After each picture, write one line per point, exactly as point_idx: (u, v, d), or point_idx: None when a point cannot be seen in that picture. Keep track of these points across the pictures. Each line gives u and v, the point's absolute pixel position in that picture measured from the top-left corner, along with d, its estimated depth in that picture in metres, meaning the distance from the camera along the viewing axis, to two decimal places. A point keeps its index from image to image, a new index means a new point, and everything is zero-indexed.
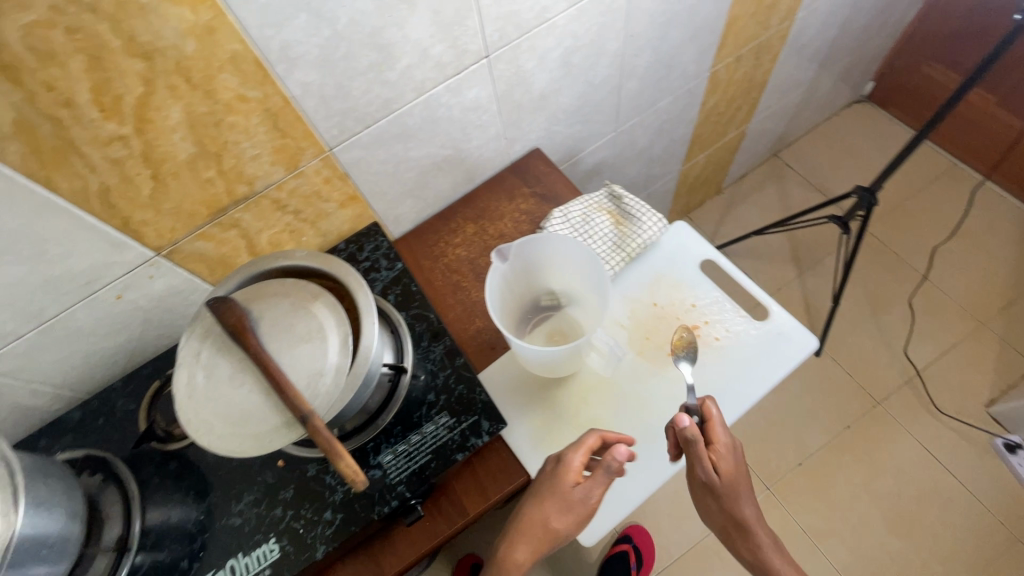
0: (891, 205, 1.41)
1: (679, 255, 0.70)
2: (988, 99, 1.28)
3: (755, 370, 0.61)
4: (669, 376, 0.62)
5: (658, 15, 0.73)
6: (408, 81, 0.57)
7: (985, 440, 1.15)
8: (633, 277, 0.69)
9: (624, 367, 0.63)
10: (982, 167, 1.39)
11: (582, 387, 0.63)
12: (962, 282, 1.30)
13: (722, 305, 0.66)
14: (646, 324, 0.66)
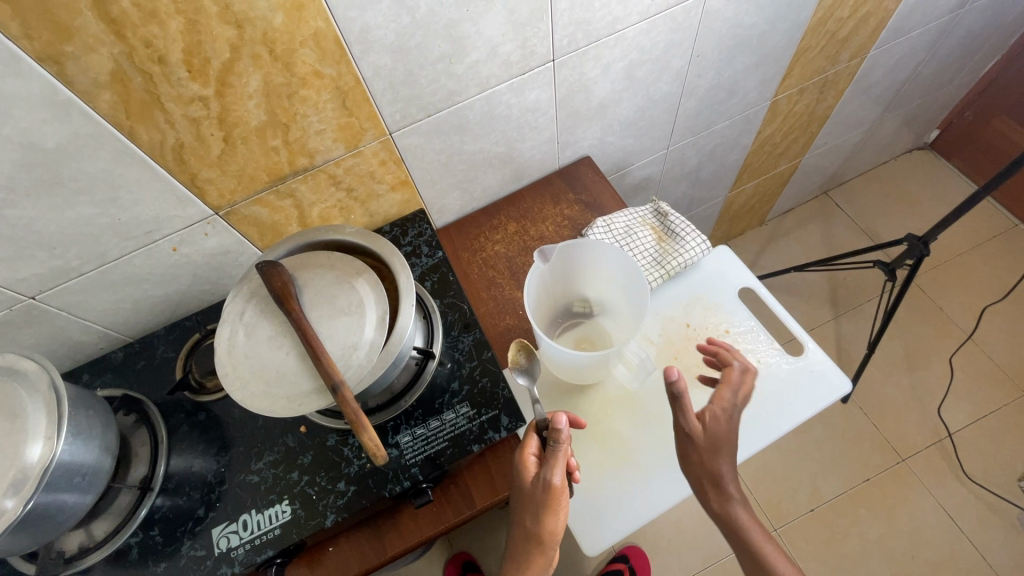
0: (941, 258, 1.36)
1: (718, 279, 0.69)
2: None
3: (783, 405, 0.60)
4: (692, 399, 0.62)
5: (727, 38, 0.72)
6: (473, 76, 0.58)
7: (1013, 514, 1.09)
8: (669, 296, 0.69)
9: (650, 384, 0.63)
10: None
11: (604, 398, 0.63)
12: (1008, 347, 1.24)
13: (755, 334, 0.65)
14: (675, 344, 0.65)
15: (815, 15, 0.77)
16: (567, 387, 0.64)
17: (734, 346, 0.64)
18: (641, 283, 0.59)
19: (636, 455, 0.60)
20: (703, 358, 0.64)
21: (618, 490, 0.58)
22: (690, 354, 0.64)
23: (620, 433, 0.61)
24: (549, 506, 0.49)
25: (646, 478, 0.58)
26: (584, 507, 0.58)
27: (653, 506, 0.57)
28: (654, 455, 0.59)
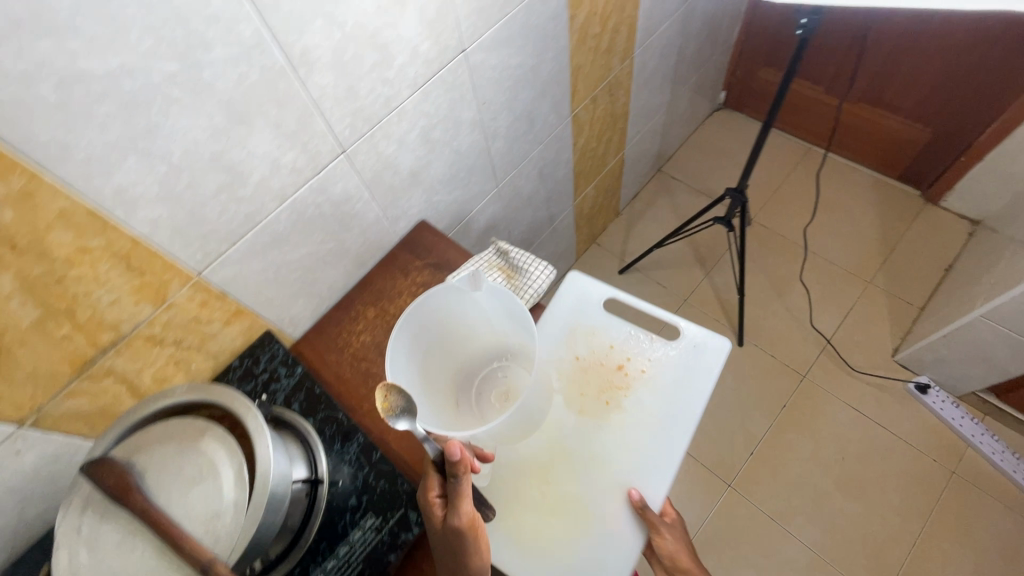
0: (767, 194, 1.55)
1: (584, 303, 0.77)
2: (810, 86, 1.47)
3: (688, 388, 0.68)
4: (615, 427, 0.67)
5: (503, 80, 0.78)
6: (265, 193, 0.57)
7: (900, 387, 1.24)
8: (554, 341, 0.74)
9: (575, 427, 0.68)
10: (822, 142, 1.57)
11: (544, 468, 0.66)
12: (842, 248, 1.43)
13: (638, 340, 0.73)
14: (578, 379, 0.71)
15: (572, 37, 0.86)
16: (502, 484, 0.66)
17: (627, 361, 0.72)
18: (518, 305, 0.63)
19: (594, 512, 0.63)
20: (608, 385, 0.70)
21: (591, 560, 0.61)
22: (597, 389, 0.70)
23: (571, 499, 0.64)
24: (469, 537, 0.49)
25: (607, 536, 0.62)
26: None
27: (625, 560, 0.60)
28: (607, 504, 0.63)
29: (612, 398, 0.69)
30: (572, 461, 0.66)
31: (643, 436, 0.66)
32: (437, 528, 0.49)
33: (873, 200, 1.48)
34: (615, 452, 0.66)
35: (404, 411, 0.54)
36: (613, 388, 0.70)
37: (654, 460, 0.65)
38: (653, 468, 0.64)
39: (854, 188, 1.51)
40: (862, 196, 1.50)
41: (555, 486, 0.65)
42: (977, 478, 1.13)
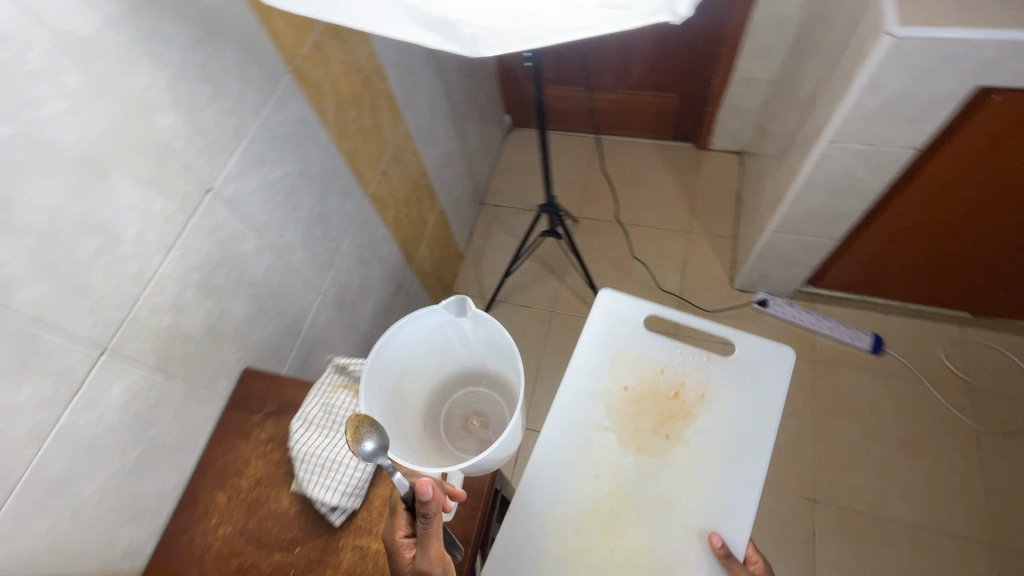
0: (581, 189, 1.68)
1: (631, 336, 0.87)
2: (557, 90, 1.64)
3: (756, 406, 0.80)
4: (681, 458, 0.78)
5: (273, 198, 0.74)
6: (9, 446, 0.46)
7: (748, 309, 1.40)
8: (609, 377, 0.85)
9: (647, 462, 0.78)
10: (589, 129, 1.75)
11: (626, 515, 0.75)
12: (657, 212, 1.60)
13: (693, 360, 0.84)
14: (635, 412, 0.82)
15: (330, 129, 0.85)
16: (582, 541, 0.74)
17: (681, 385, 0.83)
18: (505, 331, 0.67)
19: (673, 561, 0.72)
20: (665, 416, 0.81)
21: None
22: (656, 420, 0.81)
23: (651, 547, 0.73)
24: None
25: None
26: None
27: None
28: (684, 550, 0.73)
29: (671, 424, 0.80)
30: (645, 505, 0.76)
31: (707, 465, 0.77)
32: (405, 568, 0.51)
33: (663, 163, 1.68)
34: (685, 489, 0.76)
35: (375, 446, 0.56)
36: (672, 414, 0.81)
37: (723, 489, 0.75)
38: (722, 498, 0.75)
39: (645, 158, 1.70)
40: (654, 163, 1.69)
41: (628, 536, 0.74)
42: (832, 357, 1.31)
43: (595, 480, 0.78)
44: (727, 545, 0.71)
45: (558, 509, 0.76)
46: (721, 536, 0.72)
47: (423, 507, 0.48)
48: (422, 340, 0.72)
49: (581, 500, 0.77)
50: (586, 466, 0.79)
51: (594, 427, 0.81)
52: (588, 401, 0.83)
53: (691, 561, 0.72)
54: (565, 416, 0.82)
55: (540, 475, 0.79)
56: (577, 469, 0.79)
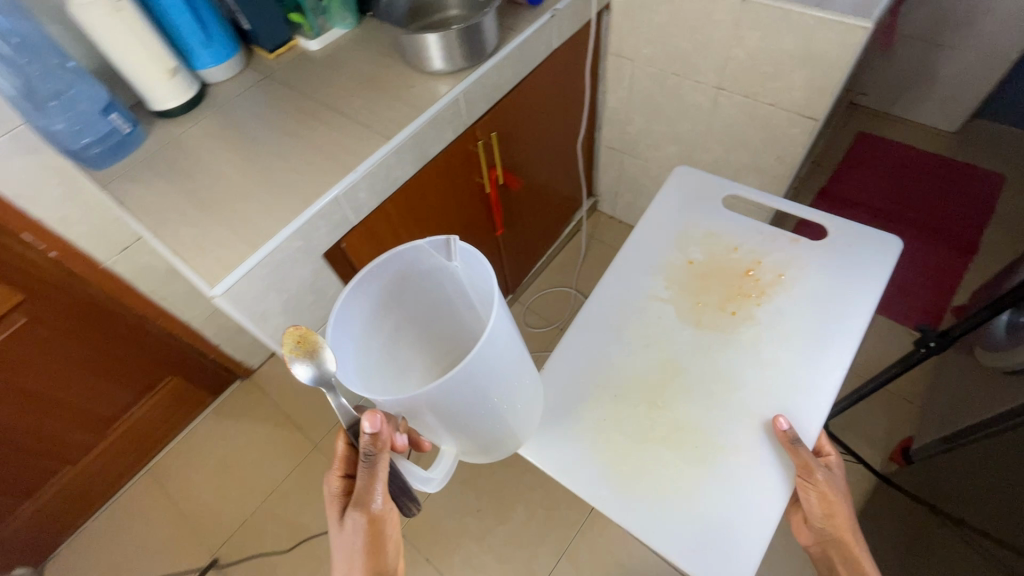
0: (190, 528, 1.36)
1: (709, 211, 0.97)
2: (34, 502, 1.25)
3: (843, 293, 0.84)
4: (750, 332, 0.84)
5: None
6: None
7: None
8: (678, 252, 0.93)
9: (703, 327, 0.86)
10: (125, 478, 1.42)
11: (690, 414, 0.79)
12: (276, 463, 1.43)
13: (766, 241, 0.92)
14: (696, 277, 0.91)
15: None
16: (626, 411, 0.81)
17: (756, 266, 0.89)
18: (483, 257, 0.64)
19: (726, 441, 0.76)
20: (734, 293, 0.88)
21: (729, 497, 0.72)
22: (724, 294, 0.88)
23: (705, 423, 0.78)
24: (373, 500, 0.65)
25: (749, 467, 0.74)
26: (687, 552, 0.70)
27: (771, 495, 0.71)
28: (743, 433, 0.76)
29: (735, 296, 0.88)
30: (702, 381, 0.81)
31: (773, 343, 0.82)
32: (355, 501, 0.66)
33: (234, 422, 1.50)
34: (758, 369, 0.81)
35: (319, 360, 0.62)
36: (744, 288, 0.88)
37: (797, 370, 0.79)
38: (790, 374, 0.79)
39: (215, 436, 1.49)
40: (226, 431, 1.49)
41: (677, 411, 0.79)
42: None
43: (647, 351, 0.85)
44: (792, 429, 0.73)
45: (609, 366, 0.85)
46: (784, 420, 0.74)
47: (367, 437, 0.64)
48: (425, 283, 0.73)
49: (632, 374, 0.83)
50: (644, 338, 0.86)
51: (656, 297, 0.90)
52: (653, 274, 0.92)
53: (742, 439, 0.76)
54: (637, 298, 0.90)
55: (579, 396, 0.83)
56: (631, 350, 0.86)
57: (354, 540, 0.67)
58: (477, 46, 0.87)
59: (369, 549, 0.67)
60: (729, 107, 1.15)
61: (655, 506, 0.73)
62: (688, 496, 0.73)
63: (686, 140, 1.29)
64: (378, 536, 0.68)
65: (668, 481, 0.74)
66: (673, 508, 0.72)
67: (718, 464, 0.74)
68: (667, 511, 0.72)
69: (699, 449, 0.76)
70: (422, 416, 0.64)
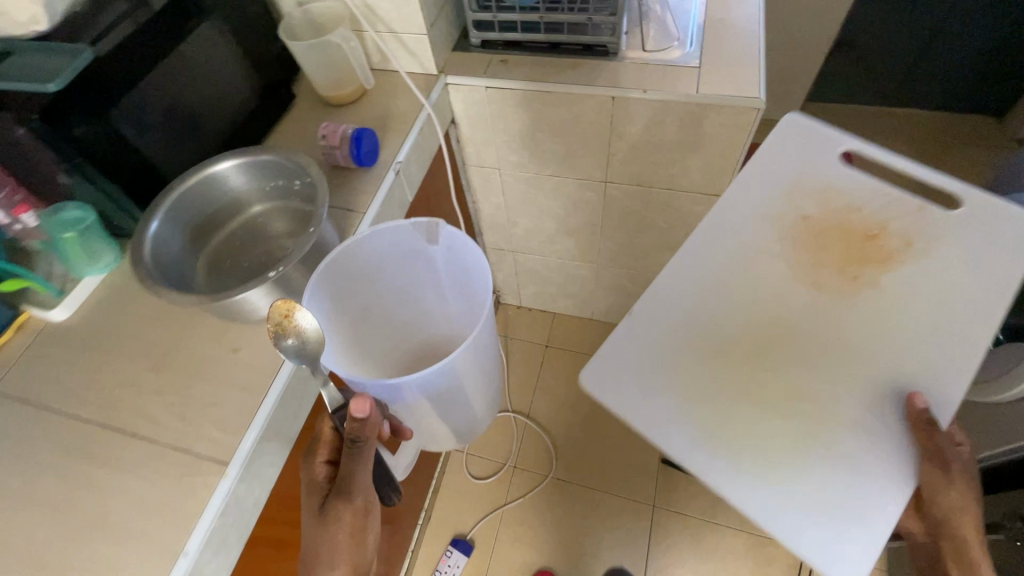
0: None
1: (828, 141, 0.75)
2: None
3: (999, 273, 0.65)
4: (873, 300, 0.66)
5: None
6: None
7: None
8: (791, 201, 0.72)
9: (805, 271, 0.69)
10: None
11: (815, 373, 0.63)
12: None
13: (896, 199, 0.70)
14: (800, 206, 0.72)
15: None
16: (726, 376, 0.64)
17: (885, 229, 0.69)
18: (477, 250, 0.67)
19: (845, 416, 0.60)
20: (855, 254, 0.69)
21: (844, 476, 0.58)
22: (843, 256, 0.69)
23: (830, 392, 0.62)
24: (357, 492, 0.54)
25: (870, 448, 0.59)
26: (787, 532, 0.56)
27: (893, 478, 0.57)
28: (871, 403, 0.61)
29: (858, 259, 0.68)
30: (817, 345, 0.64)
31: (915, 311, 0.64)
32: (337, 499, 0.54)
33: None
34: (905, 347, 0.63)
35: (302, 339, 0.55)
36: (865, 253, 0.68)
37: (952, 356, 0.61)
38: (941, 361, 0.61)
39: None
40: None
41: (786, 375, 0.63)
42: None
43: (748, 306, 0.67)
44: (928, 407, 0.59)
45: (706, 324, 0.67)
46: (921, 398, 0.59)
47: (356, 421, 0.53)
48: (400, 268, 0.76)
49: (727, 336, 0.66)
50: (747, 289, 0.68)
51: (763, 242, 0.70)
52: (766, 219, 0.71)
53: (864, 414, 0.60)
54: (752, 252, 0.70)
55: (671, 376, 0.64)
56: (729, 309, 0.67)
57: (328, 550, 0.53)
58: (320, 260, 0.64)
59: (348, 551, 0.54)
60: (621, 198, 1.01)
61: (754, 484, 0.58)
62: (798, 471, 0.58)
63: (582, 233, 1.14)
64: (363, 533, 0.55)
65: (779, 457, 0.59)
66: (778, 481, 0.58)
67: (847, 441, 0.59)
68: (764, 489, 0.58)
69: (815, 417, 0.61)
70: (406, 400, 0.67)
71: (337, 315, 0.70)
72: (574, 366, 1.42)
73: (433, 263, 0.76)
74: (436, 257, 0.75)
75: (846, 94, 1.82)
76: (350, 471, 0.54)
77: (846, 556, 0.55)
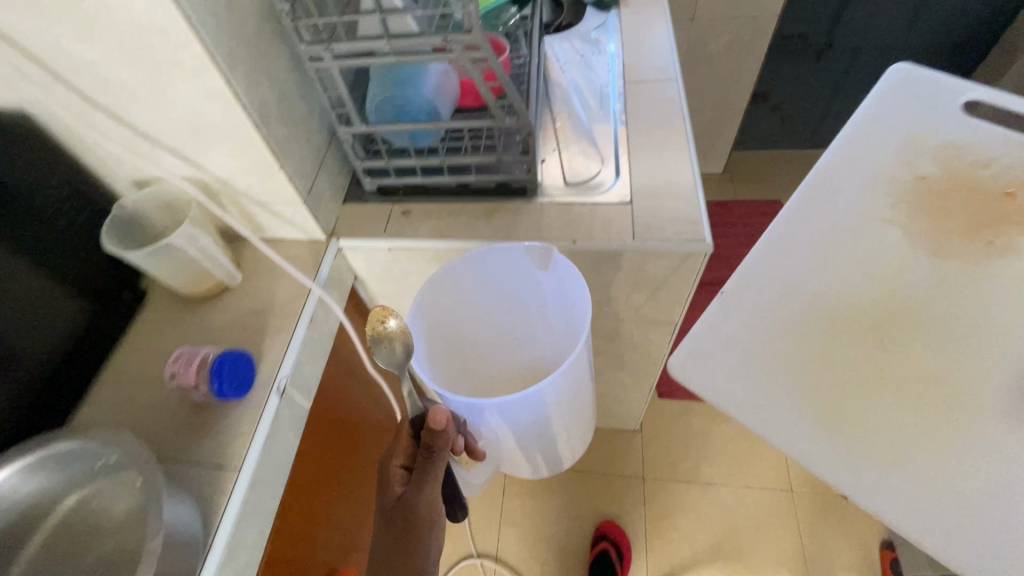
0: None
1: (951, 102, 0.78)
2: None
3: None
4: (1007, 271, 0.65)
5: None
6: None
7: None
8: (909, 167, 0.73)
9: (913, 224, 0.69)
10: None
11: (944, 328, 0.61)
12: None
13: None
14: (928, 152, 0.74)
15: None
16: (860, 356, 0.60)
17: (1019, 187, 0.70)
18: (583, 283, 0.65)
19: (997, 382, 0.57)
20: (984, 213, 0.69)
21: (985, 452, 0.54)
22: (966, 220, 0.69)
23: (968, 359, 0.59)
24: (423, 503, 0.59)
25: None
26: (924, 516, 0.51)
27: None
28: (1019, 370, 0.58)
29: (982, 223, 0.68)
30: (948, 311, 0.62)
31: None
32: (406, 505, 0.59)
33: None
34: None
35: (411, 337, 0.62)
36: (1003, 214, 0.68)
37: None
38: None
39: None
40: None
41: (922, 354, 0.60)
42: None
43: (872, 280, 0.65)
44: None
45: (833, 301, 0.64)
46: None
47: (432, 427, 0.60)
48: (499, 289, 0.77)
49: (854, 294, 0.64)
50: (866, 266, 0.66)
51: (885, 202, 0.70)
52: (874, 184, 0.72)
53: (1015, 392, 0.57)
54: (860, 218, 0.70)
55: (797, 354, 0.61)
56: (859, 267, 0.66)
57: (394, 554, 0.58)
58: (174, 572, 0.45)
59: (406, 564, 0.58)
60: None
61: (891, 461, 0.54)
62: (944, 451, 0.54)
63: None
64: (422, 544, 0.58)
65: (902, 435, 0.56)
66: (906, 461, 0.54)
67: (1002, 424, 0.55)
68: (897, 476, 0.54)
69: (959, 399, 0.57)
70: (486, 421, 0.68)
71: (434, 339, 0.73)
72: (541, 486, 1.28)
73: (537, 289, 0.76)
74: (540, 284, 0.74)
75: (763, 142, 1.82)
76: (421, 478, 0.60)
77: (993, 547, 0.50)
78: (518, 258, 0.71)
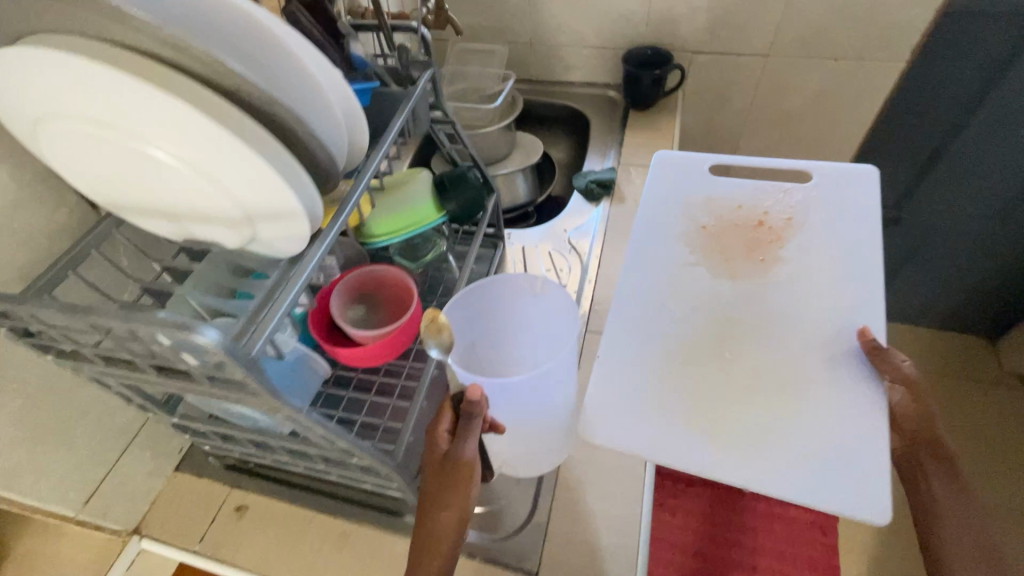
0: None
1: (692, 164, 0.70)
2: None
3: (856, 204, 0.63)
4: (788, 281, 0.58)
5: None
6: None
7: None
8: (686, 217, 0.64)
9: (730, 270, 0.60)
10: None
11: (735, 355, 0.54)
12: None
13: (764, 184, 0.66)
14: (718, 213, 0.64)
15: None
16: (689, 379, 0.53)
17: (766, 214, 0.63)
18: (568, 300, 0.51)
19: (800, 387, 0.51)
20: (761, 240, 0.61)
21: (834, 444, 0.48)
22: (747, 249, 0.61)
23: (781, 370, 0.52)
24: (457, 483, 0.42)
25: (842, 385, 0.51)
26: (805, 489, 0.46)
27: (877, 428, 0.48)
28: (814, 365, 0.52)
29: (761, 241, 0.61)
30: (746, 328, 0.55)
31: (828, 276, 0.58)
32: (439, 484, 0.42)
33: None
34: (821, 307, 0.56)
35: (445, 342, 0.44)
36: (762, 238, 0.61)
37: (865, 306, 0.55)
38: (845, 248, 0.60)
39: None
40: None
41: (750, 358, 0.53)
42: None
43: (681, 318, 0.57)
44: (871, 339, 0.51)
45: (648, 336, 0.56)
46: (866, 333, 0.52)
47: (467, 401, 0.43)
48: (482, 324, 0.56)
49: (657, 328, 0.56)
50: (673, 299, 0.58)
51: (682, 263, 0.61)
52: (670, 242, 0.62)
53: (821, 366, 0.52)
54: (657, 277, 0.60)
55: (619, 402, 0.52)
56: (652, 311, 0.57)
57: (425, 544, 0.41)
58: None
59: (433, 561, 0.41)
60: None
61: (754, 460, 0.47)
62: (791, 435, 0.49)
63: None
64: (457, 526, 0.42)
65: (757, 446, 0.48)
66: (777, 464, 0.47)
67: (828, 412, 0.49)
68: (776, 471, 0.47)
69: (785, 394, 0.51)
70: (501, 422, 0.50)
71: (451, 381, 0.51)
72: None
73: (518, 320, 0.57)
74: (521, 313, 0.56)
75: None
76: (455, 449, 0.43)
77: (870, 497, 0.45)
78: (523, 275, 0.54)
